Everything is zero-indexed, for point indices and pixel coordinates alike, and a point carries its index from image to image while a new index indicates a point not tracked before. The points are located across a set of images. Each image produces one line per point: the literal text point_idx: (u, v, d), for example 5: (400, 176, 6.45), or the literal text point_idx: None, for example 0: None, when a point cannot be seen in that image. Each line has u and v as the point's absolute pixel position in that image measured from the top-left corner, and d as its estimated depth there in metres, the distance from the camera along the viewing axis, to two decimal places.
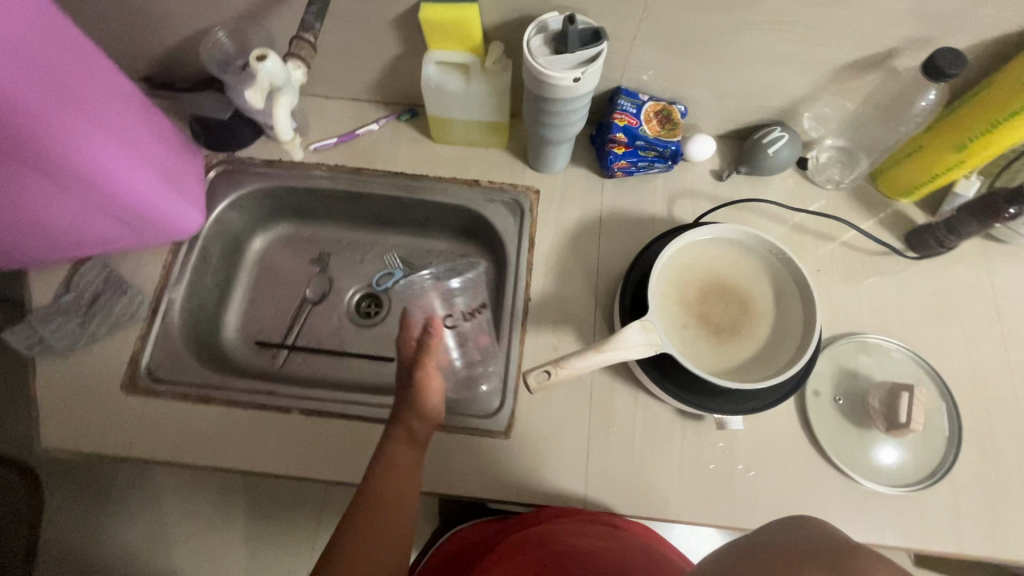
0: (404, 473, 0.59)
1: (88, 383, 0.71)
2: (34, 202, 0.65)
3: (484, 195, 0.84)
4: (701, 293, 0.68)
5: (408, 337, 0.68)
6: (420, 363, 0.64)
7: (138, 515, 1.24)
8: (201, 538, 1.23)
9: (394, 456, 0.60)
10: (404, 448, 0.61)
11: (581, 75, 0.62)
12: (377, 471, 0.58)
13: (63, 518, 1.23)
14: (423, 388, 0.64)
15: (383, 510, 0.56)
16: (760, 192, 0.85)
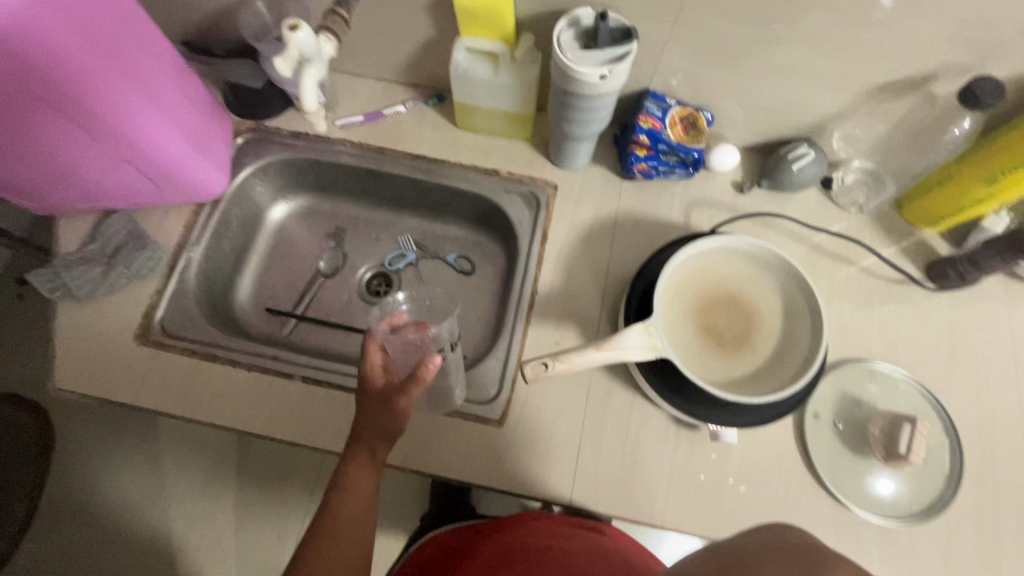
0: (359, 494, 0.60)
1: (102, 330, 0.73)
2: (66, 152, 0.67)
3: (503, 185, 0.84)
4: (707, 303, 0.67)
5: (375, 361, 0.62)
6: (404, 393, 0.59)
7: (138, 469, 1.28)
8: (194, 497, 1.27)
9: (348, 476, 0.60)
10: (360, 470, 0.60)
11: (607, 73, 0.62)
12: (332, 495, 0.59)
13: (71, 462, 1.28)
14: (392, 411, 0.60)
15: (335, 532, 0.57)
16: (780, 208, 0.83)
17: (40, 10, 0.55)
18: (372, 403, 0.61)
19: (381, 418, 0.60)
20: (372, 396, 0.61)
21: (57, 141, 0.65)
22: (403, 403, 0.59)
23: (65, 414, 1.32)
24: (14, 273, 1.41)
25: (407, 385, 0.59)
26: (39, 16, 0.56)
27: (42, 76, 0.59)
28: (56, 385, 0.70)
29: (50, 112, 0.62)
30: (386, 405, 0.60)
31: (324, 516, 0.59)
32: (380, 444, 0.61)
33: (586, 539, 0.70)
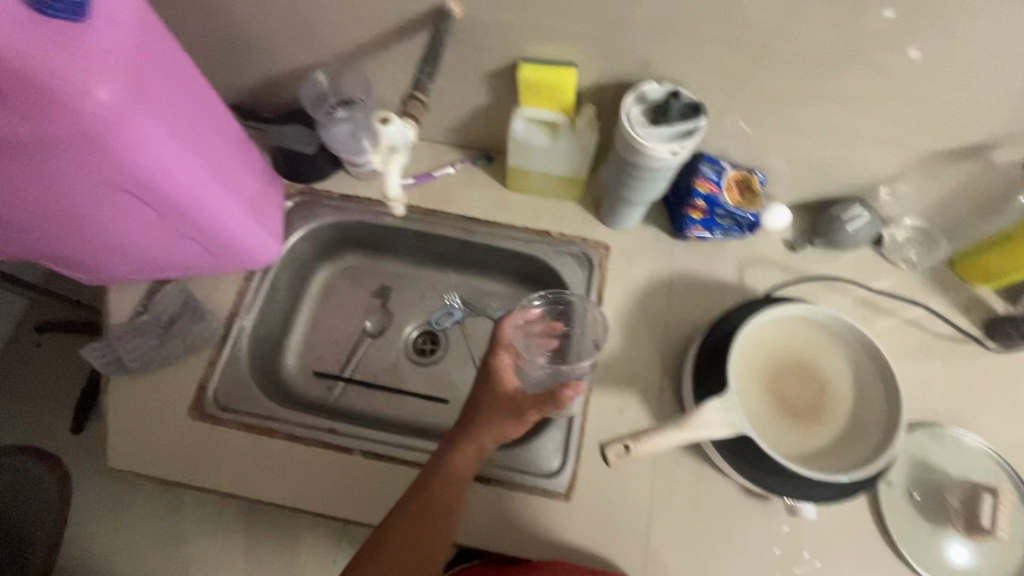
0: (452, 490, 0.63)
1: (152, 405, 0.72)
2: (126, 228, 0.60)
3: (555, 246, 0.84)
4: (778, 372, 0.67)
5: (506, 361, 0.71)
6: (539, 407, 0.67)
7: (153, 528, 1.23)
8: (213, 559, 1.22)
9: (452, 462, 0.64)
10: (465, 458, 0.65)
11: (679, 149, 0.62)
12: (431, 478, 0.63)
13: (90, 520, 1.23)
14: (516, 415, 0.67)
15: (423, 515, 0.61)
16: (832, 266, 0.83)
17: (137, 110, 0.48)
18: (498, 403, 0.68)
19: (502, 417, 0.67)
20: (501, 394, 0.69)
21: (115, 219, 0.58)
22: (532, 416, 0.67)
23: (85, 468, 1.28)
24: (29, 324, 1.38)
25: (545, 403, 0.66)
26: (134, 118, 0.48)
27: (122, 171, 0.52)
28: (110, 466, 0.70)
29: (124, 197, 0.55)
30: (513, 410, 0.67)
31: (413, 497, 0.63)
32: (490, 441, 0.66)
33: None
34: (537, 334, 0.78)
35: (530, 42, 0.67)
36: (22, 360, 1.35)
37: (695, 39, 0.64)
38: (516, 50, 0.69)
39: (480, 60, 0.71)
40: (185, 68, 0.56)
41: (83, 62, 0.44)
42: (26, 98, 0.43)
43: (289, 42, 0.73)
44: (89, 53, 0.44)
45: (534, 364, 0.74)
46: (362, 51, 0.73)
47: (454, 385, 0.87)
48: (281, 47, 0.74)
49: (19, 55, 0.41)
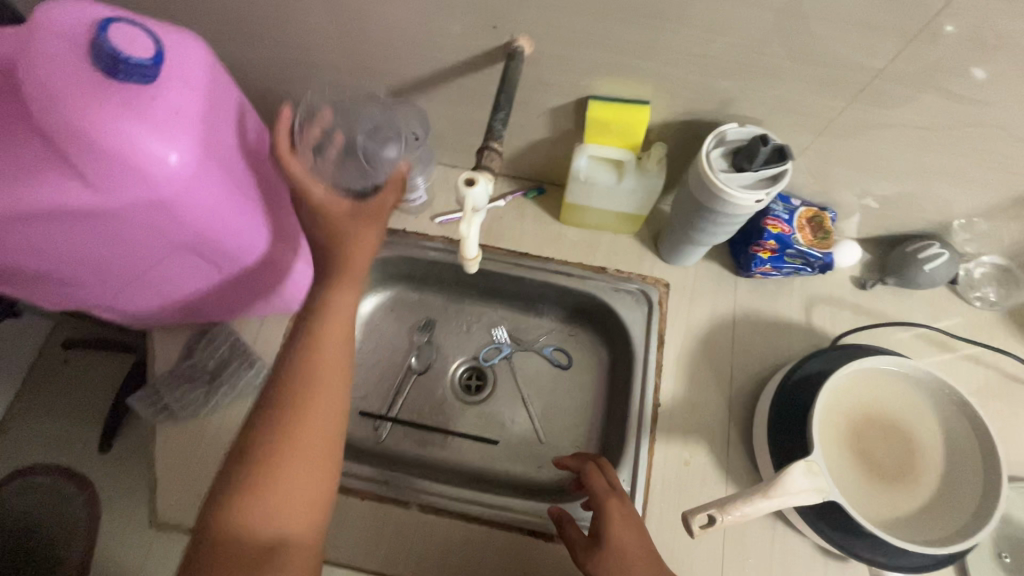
0: (316, 423, 0.52)
1: (202, 457, 0.69)
2: (180, 281, 0.58)
3: (612, 283, 0.80)
4: (862, 428, 0.63)
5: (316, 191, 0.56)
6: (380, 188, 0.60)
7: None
8: None
9: (319, 344, 0.55)
10: (332, 367, 0.55)
11: (763, 197, 0.59)
12: (258, 417, 0.52)
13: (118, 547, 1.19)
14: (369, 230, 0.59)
15: (294, 479, 0.50)
16: (904, 304, 0.80)
17: (205, 172, 0.45)
18: (339, 219, 0.57)
19: (359, 229, 0.58)
20: (332, 212, 0.57)
21: (172, 273, 0.55)
22: (390, 201, 0.60)
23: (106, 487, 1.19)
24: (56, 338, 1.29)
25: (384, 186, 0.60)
26: (203, 179, 0.45)
27: (186, 232, 0.49)
28: (155, 521, 0.67)
29: (184, 253, 0.52)
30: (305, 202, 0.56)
31: (242, 460, 0.51)
32: (362, 267, 0.59)
33: (631, 526, 0.60)
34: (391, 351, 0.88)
35: (603, 81, 0.64)
36: (46, 377, 1.26)
37: (781, 83, 0.60)
38: (585, 88, 0.65)
39: (544, 97, 0.68)
40: (246, 114, 0.53)
41: (155, 126, 0.41)
42: (91, 168, 0.40)
43: (345, 76, 0.70)
44: (162, 116, 0.41)
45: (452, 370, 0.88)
46: (421, 87, 0.70)
47: (504, 426, 0.84)
48: (336, 82, 0.71)
49: (92, 127, 0.38)
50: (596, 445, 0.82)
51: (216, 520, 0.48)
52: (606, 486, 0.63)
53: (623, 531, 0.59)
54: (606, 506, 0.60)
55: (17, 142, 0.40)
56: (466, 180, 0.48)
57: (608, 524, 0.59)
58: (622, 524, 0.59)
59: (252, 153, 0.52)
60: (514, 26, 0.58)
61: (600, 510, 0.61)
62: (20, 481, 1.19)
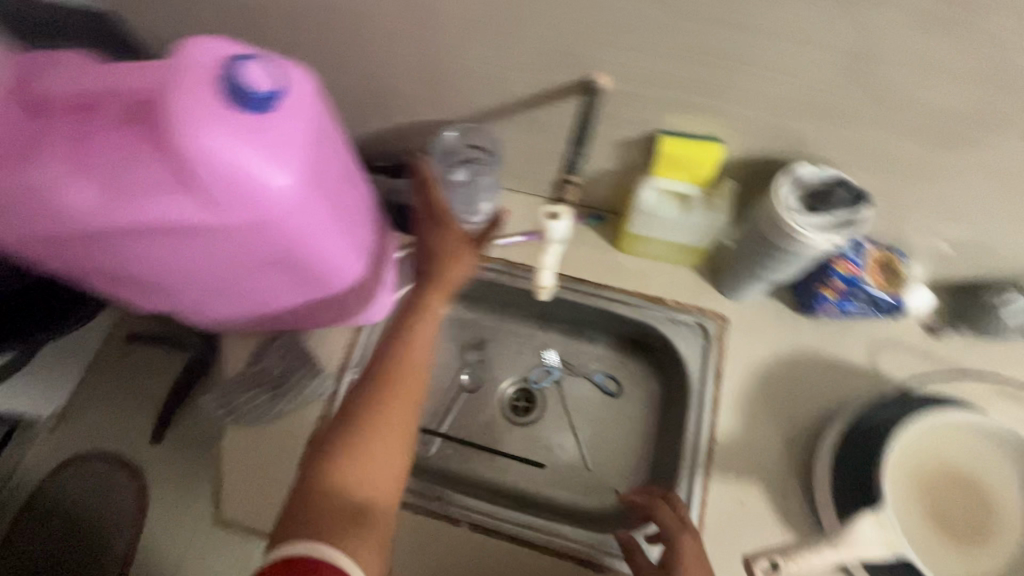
0: (397, 413, 0.58)
1: (264, 461, 0.72)
2: (263, 293, 0.61)
3: (669, 314, 0.80)
4: (935, 483, 0.61)
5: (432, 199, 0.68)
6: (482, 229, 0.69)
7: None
8: None
9: (411, 336, 0.62)
10: (418, 358, 0.62)
11: (839, 240, 0.58)
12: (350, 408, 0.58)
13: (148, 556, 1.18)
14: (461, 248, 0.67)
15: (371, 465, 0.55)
16: (978, 354, 0.76)
17: (306, 197, 0.48)
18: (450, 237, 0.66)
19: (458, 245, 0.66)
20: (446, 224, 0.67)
21: (262, 285, 0.59)
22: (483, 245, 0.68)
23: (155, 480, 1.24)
24: (121, 331, 1.37)
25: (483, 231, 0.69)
26: (304, 203, 0.48)
27: (281, 249, 0.51)
28: (219, 519, 0.70)
29: (274, 269, 0.55)
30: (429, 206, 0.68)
31: (337, 428, 0.57)
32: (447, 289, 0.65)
33: (700, 564, 0.58)
34: (443, 365, 0.90)
35: (676, 118, 0.65)
36: (107, 369, 1.34)
37: (861, 126, 0.60)
38: (657, 124, 0.67)
39: (615, 130, 0.69)
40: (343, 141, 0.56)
41: (269, 154, 0.44)
42: (209, 188, 0.43)
43: (422, 103, 0.74)
44: (276, 146, 0.44)
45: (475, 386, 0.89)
46: (494, 115, 0.72)
47: (551, 451, 0.85)
48: (413, 108, 0.75)
49: (215, 152, 0.42)
50: (644, 477, 0.81)
51: (315, 477, 0.54)
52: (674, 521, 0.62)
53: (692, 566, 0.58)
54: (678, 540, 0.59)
55: (146, 161, 0.44)
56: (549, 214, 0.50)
57: (676, 558, 0.59)
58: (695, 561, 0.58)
59: (345, 179, 0.55)
60: (595, 64, 0.61)
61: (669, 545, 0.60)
62: (78, 466, 1.27)
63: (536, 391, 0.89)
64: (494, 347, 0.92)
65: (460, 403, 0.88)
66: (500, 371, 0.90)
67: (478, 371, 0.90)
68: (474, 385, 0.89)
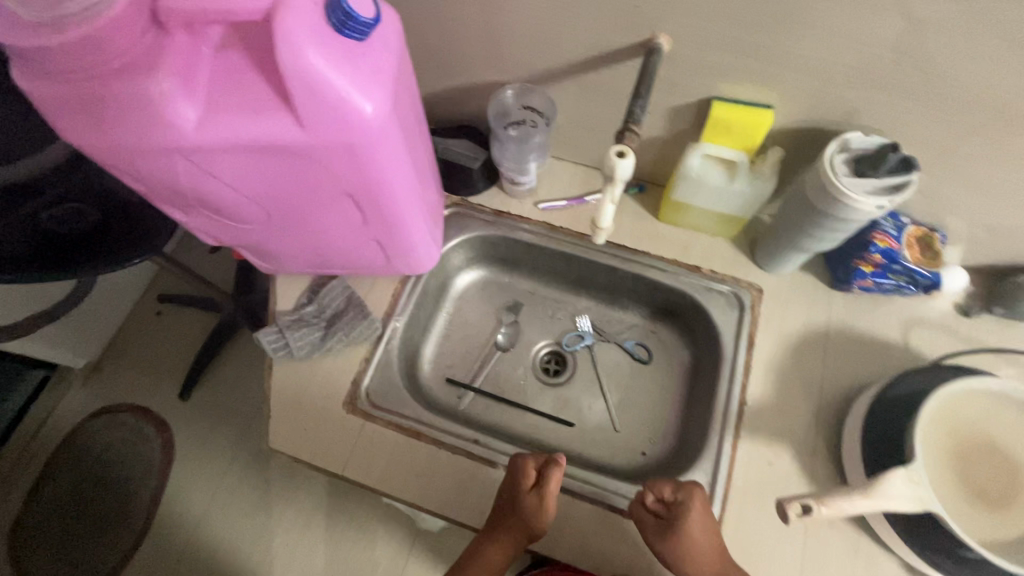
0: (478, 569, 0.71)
1: (311, 397, 0.76)
2: (327, 224, 0.65)
3: (704, 283, 0.83)
4: (967, 449, 0.62)
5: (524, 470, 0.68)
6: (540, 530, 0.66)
7: (245, 500, 1.22)
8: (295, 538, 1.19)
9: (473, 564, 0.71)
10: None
11: (886, 204, 0.60)
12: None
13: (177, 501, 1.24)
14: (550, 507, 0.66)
15: None
16: (1011, 337, 0.77)
17: (386, 125, 0.51)
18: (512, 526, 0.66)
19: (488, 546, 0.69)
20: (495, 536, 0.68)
21: (325, 217, 0.63)
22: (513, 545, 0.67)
23: (186, 431, 1.30)
24: (152, 292, 1.43)
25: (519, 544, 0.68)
26: (384, 131, 0.51)
27: (355, 175, 0.55)
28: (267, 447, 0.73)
29: (343, 197, 0.59)
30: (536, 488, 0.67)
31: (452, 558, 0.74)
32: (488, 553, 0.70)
33: (704, 519, 0.63)
34: (480, 324, 0.93)
35: (730, 84, 0.67)
36: (144, 325, 1.40)
37: (915, 98, 0.62)
38: (710, 89, 0.69)
39: (668, 95, 0.71)
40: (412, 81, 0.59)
41: (359, 78, 0.47)
42: (304, 106, 0.47)
43: (480, 62, 0.77)
44: (366, 72, 0.47)
45: (508, 344, 0.92)
46: (549, 77, 0.75)
47: (581, 411, 0.87)
48: (470, 67, 0.78)
49: (314, 71, 0.45)
50: (672, 440, 0.83)
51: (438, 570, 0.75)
52: (673, 493, 0.65)
53: (696, 523, 0.63)
54: (684, 501, 0.64)
55: (249, 84, 0.48)
56: (615, 153, 0.53)
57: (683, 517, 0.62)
58: (699, 518, 0.63)
59: (413, 117, 0.58)
60: (657, 25, 0.63)
61: (674, 509, 0.64)
62: (106, 417, 1.32)
63: (568, 353, 0.91)
64: (529, 308, 0.95)
65: (493, 360, 0.90)
66: (534, 332, 0.93)
67: (513, 330, 0.93)
68: (508, 344, 0.92)
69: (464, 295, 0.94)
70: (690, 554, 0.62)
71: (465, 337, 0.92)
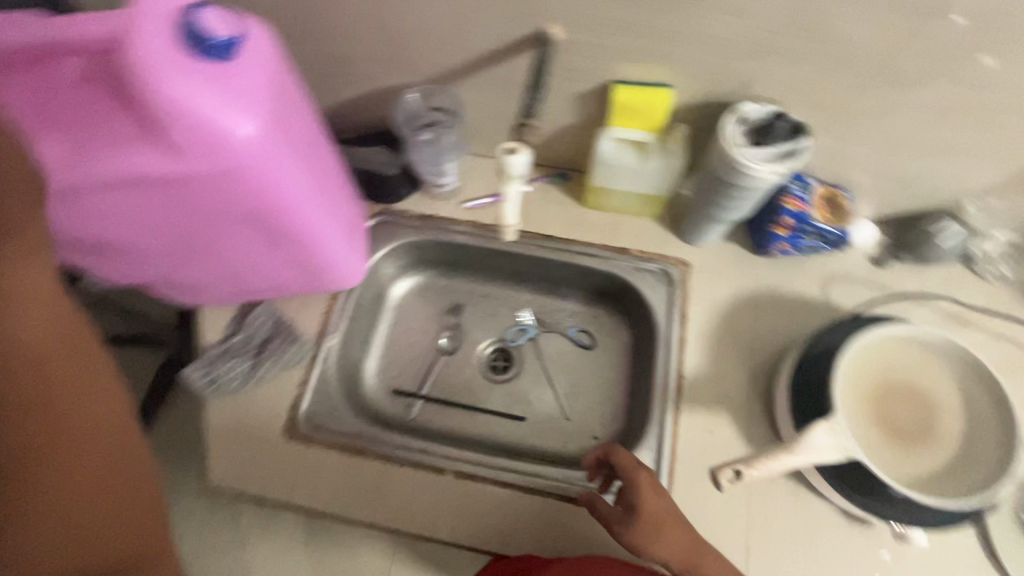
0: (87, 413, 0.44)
1: (248, 428, 0.73)
2: (238, 253, 0.63)
3: (634, 264, 0.84)
4: (885, 393, 0.66)
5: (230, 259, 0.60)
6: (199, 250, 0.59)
7: None
8: None
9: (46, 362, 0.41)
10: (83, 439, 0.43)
11: (781, 170, 0.62)
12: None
13: None
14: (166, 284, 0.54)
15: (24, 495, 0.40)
16: (921, 281, 0.82)
17: (272, 144, 0.50)
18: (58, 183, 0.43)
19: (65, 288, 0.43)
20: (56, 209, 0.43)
21: (231, 247, 0.61)
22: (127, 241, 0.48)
23: None
24: None
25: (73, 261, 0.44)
26: (271, 150, 0.50)
27: (252, 200, 0.54)
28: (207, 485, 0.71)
29: (246, 223, 0.57)
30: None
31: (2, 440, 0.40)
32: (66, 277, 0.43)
33: (658, 494, 0.62)
34: (421, 330, 0.92)
35: (629, 66, 0.68)
36: None
37: (799, 64, 0.64)
38: (611, 72, 0.69)
39: (572, 83, 0.72)
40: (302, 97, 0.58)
41: (232, 99, 0.46)
42: (176, 134, 0.46)
43: (383, 67, 0.75)
44: (239, 92, 0.46)
45: (451, 347, 0.91)
46: (454, 75, 0.74)
47: (532, 404, 0.87)
48: (374, 73, 0.76)
49: (178, 96, 0.44)
50: (621, 421, 0.85)
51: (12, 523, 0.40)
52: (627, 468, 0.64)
53: (653, 498, 0.61)
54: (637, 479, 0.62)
55: (113, 115, 0.47)
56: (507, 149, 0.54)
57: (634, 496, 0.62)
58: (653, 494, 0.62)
59: (306, 132, 0.58)
60: (547, 15, 0.63)
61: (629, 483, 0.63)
62: None
63: (513, 349, 0.91)
64: (469, 306, 0.94)
65: (438, 365, 0.89)
66: (476, 331, 0.92)
67: (456, 333, 0.92)
68: (453, 347, 0.91)
69: (402, 303, 0.93)
70: (662, 530, 0.60)
71: (408, 345, 0.90)
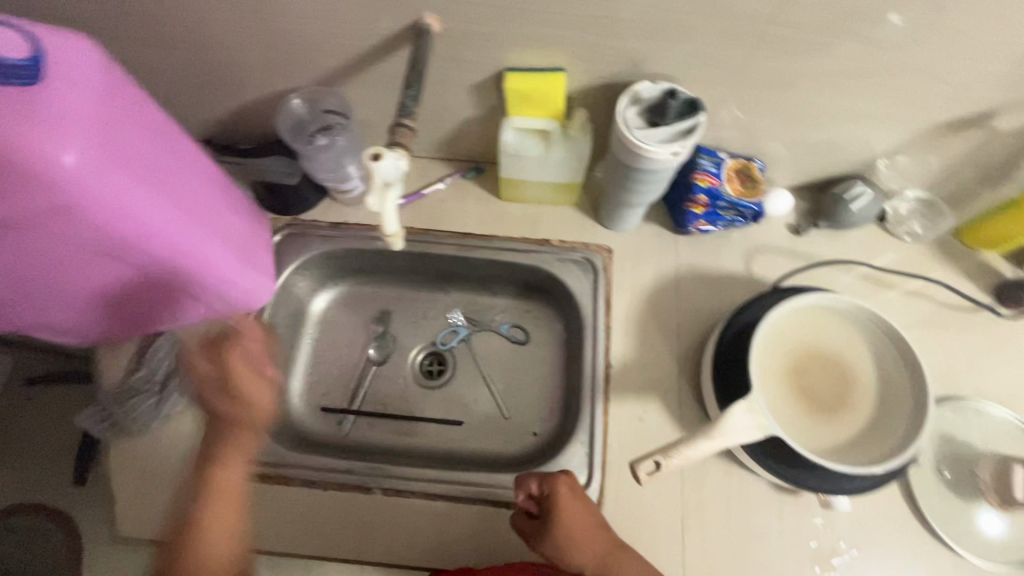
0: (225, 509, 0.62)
1: (157, 469, 0.69)
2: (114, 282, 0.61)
3: (555, 254, 0.81)
4: (800, 364, 0.66)
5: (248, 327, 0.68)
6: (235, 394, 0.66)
7: None
8: None
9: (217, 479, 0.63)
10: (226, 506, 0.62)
11: (680, 149, 0.61)
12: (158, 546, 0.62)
13: None
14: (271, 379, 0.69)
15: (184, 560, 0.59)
16: (839, 246, 0.82)
17: (99, 169, 0.48)
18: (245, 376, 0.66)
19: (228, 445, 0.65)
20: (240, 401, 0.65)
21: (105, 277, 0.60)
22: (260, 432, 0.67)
23: None
24: None
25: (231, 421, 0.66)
26: (98, 176, 0.49)
27: (99, 227, 0.52)
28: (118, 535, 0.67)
29: (107, 253, 0.56)
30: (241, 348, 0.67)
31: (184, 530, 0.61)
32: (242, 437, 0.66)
33: (577, 500, 0.61)
34: (347, 343, 0.88)
35: (518, 52, 0.65)
36: None
37: (687, 38, 0.62)
38: (501, 60, 0.66)
39: (464, 74, 0.69)
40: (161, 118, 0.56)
41: (42, 127, 0.45)
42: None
43: (264, 71, 0.70)
44: (50, 120, 0.45)
45: (379, 358, 0.87)
46: (340, 74, 0.70)
47: (468, 407, 0.85)
48: (255, 77, 0.71)
49: None
50: (558, 415, 0.83)
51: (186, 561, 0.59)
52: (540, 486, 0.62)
53: (570, 508, 0.60)
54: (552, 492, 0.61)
55: None
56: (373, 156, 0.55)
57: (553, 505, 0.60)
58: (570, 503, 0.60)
59: (162, 154, 0.55)
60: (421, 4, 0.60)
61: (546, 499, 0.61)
62: None
63: (445, 352, 0.89)
64: (396, 314, 0.90)
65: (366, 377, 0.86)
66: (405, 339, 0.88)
67: (383, 343, 0.88)
68: (381, 357, 0.87)
69: (324, 317, 0.88)
70: (578, 541, 0.59)
71: (333, 361, 0.86)
